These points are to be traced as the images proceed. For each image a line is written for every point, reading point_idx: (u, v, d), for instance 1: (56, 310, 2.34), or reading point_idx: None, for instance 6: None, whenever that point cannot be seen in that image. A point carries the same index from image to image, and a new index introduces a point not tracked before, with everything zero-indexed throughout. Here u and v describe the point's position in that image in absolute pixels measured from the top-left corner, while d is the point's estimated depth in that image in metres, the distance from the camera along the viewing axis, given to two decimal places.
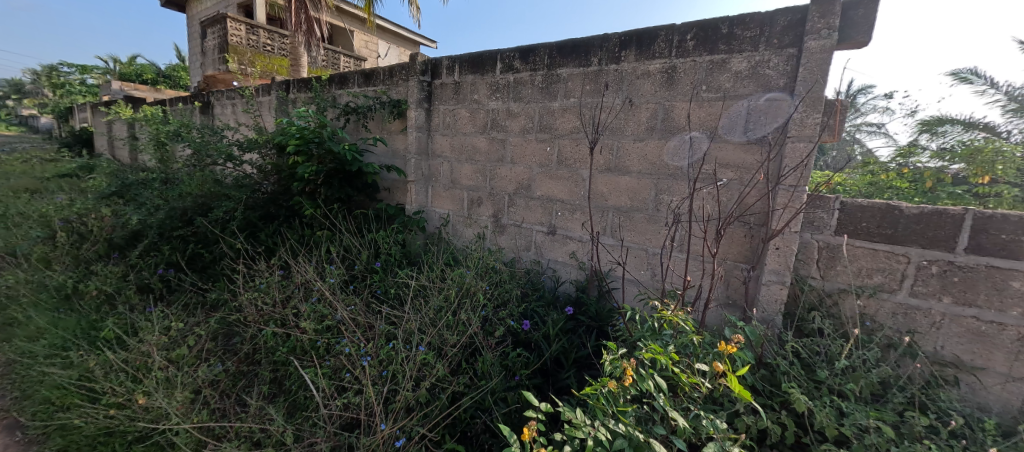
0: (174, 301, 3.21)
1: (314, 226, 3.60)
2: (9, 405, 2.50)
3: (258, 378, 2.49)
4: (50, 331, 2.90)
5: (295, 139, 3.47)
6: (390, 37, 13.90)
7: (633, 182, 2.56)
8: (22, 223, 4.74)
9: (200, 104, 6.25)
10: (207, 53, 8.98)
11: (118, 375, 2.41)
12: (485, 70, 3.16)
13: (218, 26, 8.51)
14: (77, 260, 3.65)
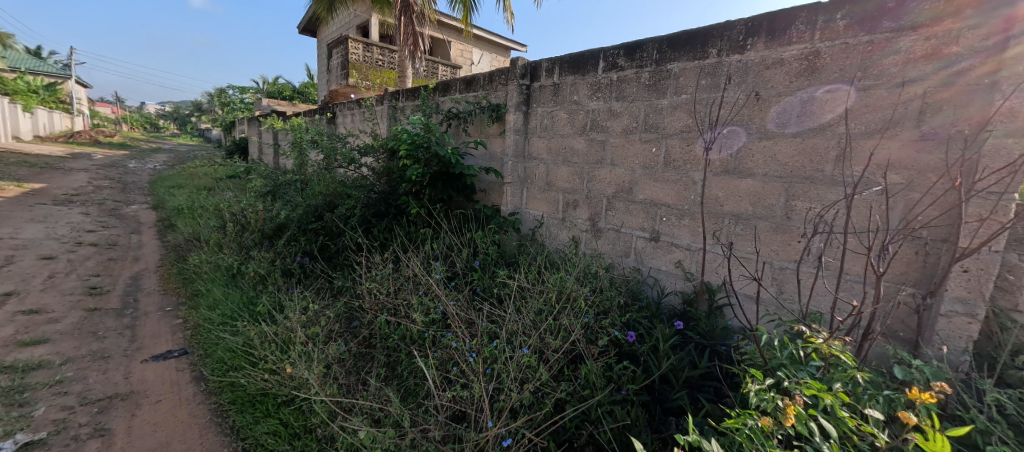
0: (309, 285, 3.70)
1: (419, 223, 3.86)
2: (193, 361, 3.08)
3: (375, 360, 2.74)
4: (223, 304, 3.54)
5: (406, 145, 3.73)
6: (484, 44, 14.43)
7: (757, 186, 2.28)
8: (203, 215, 5.88)
9: (327, 115, 7.14)
10: (332, 71, 10.23)
11: (270, 345, 2.83)
12: (587, 70, 3.08)
13: (340, 47, 9.64)
14: (239, 247, 4.40)
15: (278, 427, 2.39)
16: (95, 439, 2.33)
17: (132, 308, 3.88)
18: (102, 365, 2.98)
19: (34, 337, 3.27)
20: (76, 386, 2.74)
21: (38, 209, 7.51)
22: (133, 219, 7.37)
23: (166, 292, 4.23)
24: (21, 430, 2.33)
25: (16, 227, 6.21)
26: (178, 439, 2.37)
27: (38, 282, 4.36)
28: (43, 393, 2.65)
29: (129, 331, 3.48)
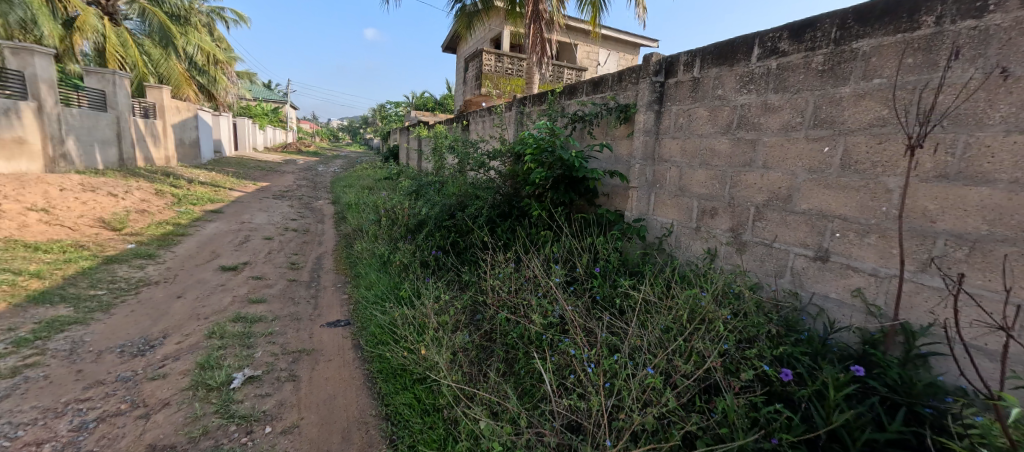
0: (441, 276, 3.99)
1: (540, 226, 3.84)
2: (354, 330, 3.54)
3: (494, 355, 2.78)
4: (376, 287, 4.04)
5: (532, 149, 3.73)
6: (613, 44, 13.98)
7: (998, 196, 1.66)
8: (365, 211, 6.89)
9: (463, 123, 7.71)
10: (468, 83, 11.04)
11: (409, 327, 3.11)
12: (736, 59, 2.66)
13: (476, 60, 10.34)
14: (389, 238, 5.00)
15: (412, 401, 2.56)
16: (289, 382, 2.81)
17: (317, 281, 4.70)
18: (296, 324, 3.63)
19: (256, 296, 4.17)
20: (280, 338, 3.36)
21: (263, 201, 9.76)
22: (320, 211, 9.06)
23: (338, 272, 5.03)
24: (247, 366, 2.94)
25: (250, 214, 8.15)
26: (341, 396, 2.72)
27: (261, 255, 5.61)
28: (260, 340, 3.31)
29: (313, 299, 4.21)
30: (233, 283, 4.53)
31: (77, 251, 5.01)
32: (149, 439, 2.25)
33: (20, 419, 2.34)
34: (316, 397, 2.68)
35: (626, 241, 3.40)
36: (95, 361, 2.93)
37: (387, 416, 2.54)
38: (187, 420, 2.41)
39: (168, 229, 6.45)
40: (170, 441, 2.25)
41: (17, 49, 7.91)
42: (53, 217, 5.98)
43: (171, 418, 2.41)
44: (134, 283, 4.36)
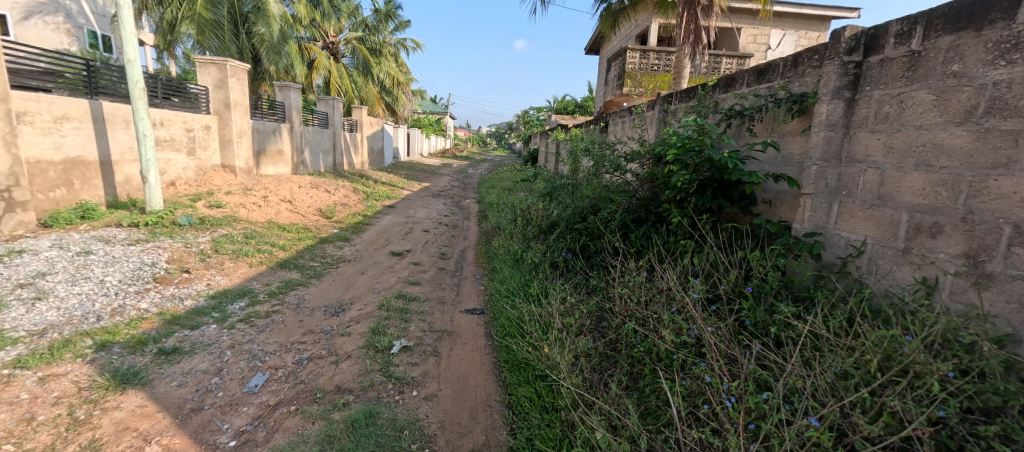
0: (569, 279, 3.95)
1: (679, 234, 3.40)
2: (486, 320, 3.74)
3: (617, 365, 2.63)
4: (509, 281, 4.26)
5: (675, 149, 3.31)
6: (786, 22, 11.97)
7: None
8: (504, 211, 7.30)
9: (602, 125, 7.53)
10: (610, 83, 10.74)
11: (535, 324, 3.17)
12: (992, 18, 1.83)
13: (619, 59, 9.96)
14: (524, 237, 5.19)
15: (533, 395, 2.56)
16: (431, 357, 3.08)
17: (461, 271, 5.15)
18: (441, 307, 3.99)
19: (414, 279, 4.76)
20: (429, 317, 3.73)
21: (424, 199, 11.18)
22: (468, 209, 9.97)
23: (478, 264, 5.44)
24: (404, 336, 3.33)
25: (413, 210, 9.41)
26: (472, 377, 2.87)
27: (420, 245, 6.41)
28: (414, 316, 3.72)
29: (457, 286, 4.60)
30: (400, 266, 5.25)
31: (304, 231, 6.46)
32: (337, 380, 2.71)
33: (267, 348, 3.04)
34: (452, 372, 2.91)
35: (792, 259, 2.64)
36: (308, 314, 3.67)
37: (509, 404, 2.61)
38: (362, 371, 2.83)
39: (360, 219, 7.85)
40: (349, 386, 2.67)
41: (285, 85, 10.47)
42: (295, 206, 7.80)
43: (352, 368, 2.86)
44: (336, 259, 5.39)
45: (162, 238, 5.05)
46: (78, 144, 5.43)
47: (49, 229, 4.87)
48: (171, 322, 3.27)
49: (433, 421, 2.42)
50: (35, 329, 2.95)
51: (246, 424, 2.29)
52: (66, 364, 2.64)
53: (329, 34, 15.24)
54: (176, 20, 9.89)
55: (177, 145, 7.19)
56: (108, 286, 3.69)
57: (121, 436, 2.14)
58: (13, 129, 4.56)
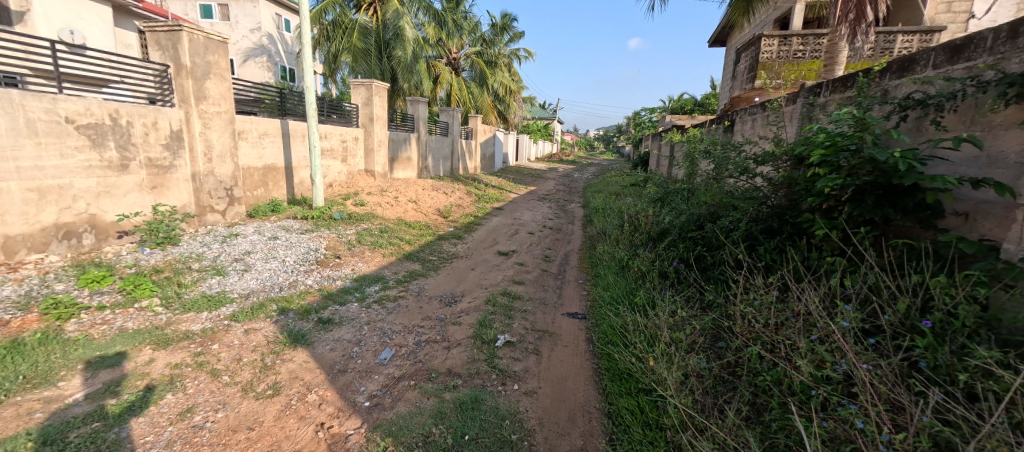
0: (680, 291, 3.66)
1: (824, 250, 2.68)
2: (589, 325, 3.85)
3: (736, 392, 2.39)
4: (613, 289, 4.25)
5: (822, 149, 2.65)
6: None
7: None
8: (611, 216, 7.24)
9: (727, 123, 6.92)
10: (736, 77, 8.85)
11: (641, 336, 3.08)
12: None
13: (750, 48, 8.00)
14: (631, 244, 5.16)
15: (635, 408, 2.54)
16: (532, 355, 3.27)
17: (563, 274, 5.35)
18: (543, 307, 4.23)
19: (518, 278, 5.10)
20: (531, 316, 3.98)
21: (530, 202, 11.65)
22: (572, 213, 10.12)
23: (581, 269, 5.57)
24: (508, 331, 3.61)
25: (520, 212, 9.89)
26: (571, 380, 2.98)
27: (526, 246, 6.78)
28: (518, 313, 4.03)
29: (558, 289, 4.82)
30: (507, 265, 5.67)
31: (425, 229, 7.31)
32: (448, 364, 3.06)
33: (394, 327, 3.60)
34: (551, 374, 3.03)
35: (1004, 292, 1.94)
36: (426, 301, 4.24)
37: (610, 414, 2.63)
38: (470, 358, 3.15)
39: (472, 219, 8.56)
40: (457, 370, 2.98)
41: (414, 100, 11.88)
42: (418, 206, 8.85)
43: (461, 354, 3.20)
44: (451, 255, 6.02)
45: (323, 229, 6.24)
46: (272, 154, 6.98)
47: (252, 219, 6.36)
48: (327, 297, 4.08)
49: (533, 416, 2.56)
50: (244, 292, 3.95)
51: (377, 390, 2.71)
52: (261, 321, 3.47)
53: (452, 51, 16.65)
54: (337, 52, 11.96)
55: (334, 154, 8.70)
56: (288, 265, 4.71)
57: (293, 382, 2.70)
58: (234, 144, 6.06)
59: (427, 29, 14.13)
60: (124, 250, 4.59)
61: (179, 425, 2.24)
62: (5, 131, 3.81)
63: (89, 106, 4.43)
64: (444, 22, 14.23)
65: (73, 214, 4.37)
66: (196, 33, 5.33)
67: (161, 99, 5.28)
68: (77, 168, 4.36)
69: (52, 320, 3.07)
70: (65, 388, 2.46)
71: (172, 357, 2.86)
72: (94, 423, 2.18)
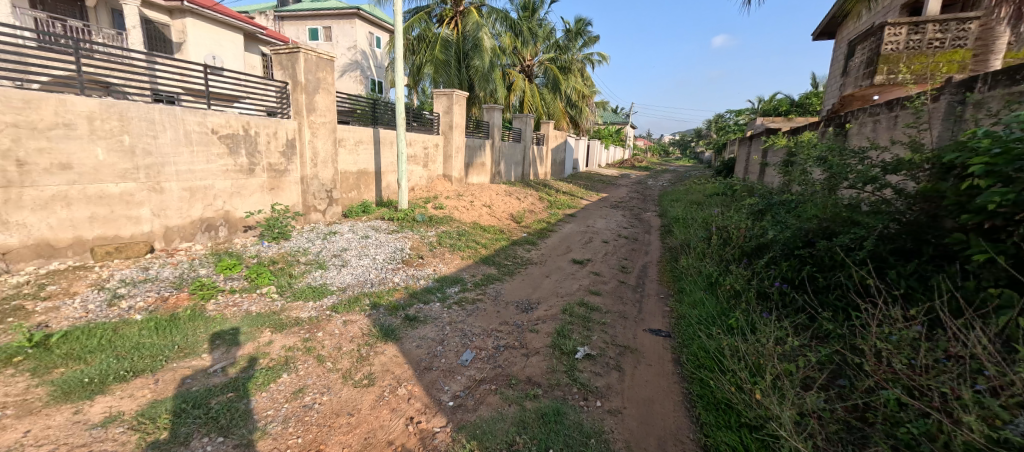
0: (786, 315, 3.29)
1: (991, 280, 2.20)
2: (675, 345, 3.64)
3: (868, 441, 2.07)
4: (704, 309, 3.95)
5: (986, 156, 2.19)
6: None
7: None
8: (694, 227, 6.80)
9: (835, 126, 6.16)
10: (850, 71, 7.69)
11: (742, 364, 2.81)
12: None
13: (872, 39, 6.87)
14: (721, 258, 4.80)
15: (738, 445, 2.32)
16: (615, 371, 3.16)
17: (643, 287, 5.13)
18: (624, 321, 4.10)
19: (595, 289, 4.99)
20: (611, 329, 3.87)
21: (603, 209, 11.40)
22: (649, 222, 9.69)
23: (662, 283, 5.30)
24: (587, 343, 3.55)
25: (593, 220, 9.72)
26: (659, 403, 2.83)
27: (601, 255, 6.62)
28: (597, 325, 3.94)
29: (638, 303, 4.62)
30: (581, 274, 5.59)
31: (500, 233, 7.47)
32: (528, 372, 3.08)
33: (474, 330, 3.72)
34: (636, 394, 2.90)
35: None
36: (504, 306, 4.32)
37: (706, 447, 2.44)
38: (549, 368, 3.15)
39: (544, 225, 8.59)
40: (537, 379, 2.99)
41: (490, 107, 12.23)
42: (492, 210, 9.09)
43: (541, 363, 3.21)
44: (525, 260, 6.08)
45: (406, 230, 6.68)
46: (364, 160, 7.62)
47: (347, 218, 7.01)
48: (412, 295, 4.35)
49: (620, 438, 2.47)
50: (342, 285, 4.36)
51: (460, 390, 2.81)
52: (356, 314, 3.79)
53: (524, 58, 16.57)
54: (420, 64, 12.71)
55: (417, 160, 9.28)
56: (377, 263, 5.10)
57: (385, 374, 2.92)
58: (334, 151, 6.72)
59: (503, 38, 14.53)
60: (248, 242, 5.32)
61: (293, 404, 2.52)
62: (168, 140, 4.61)
63: (228, 119, 5.21)
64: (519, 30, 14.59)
65: (213, 209, 5.17)
66: (310, 53, 5.98)
67: (281, 112, 6.07)
68: (217, 171, 5.15)
69: (198, 299, 3.65)
70: (206, 359, 2.89)
71: (285, 340, 3.24)
72: (229, 393, 2.53)
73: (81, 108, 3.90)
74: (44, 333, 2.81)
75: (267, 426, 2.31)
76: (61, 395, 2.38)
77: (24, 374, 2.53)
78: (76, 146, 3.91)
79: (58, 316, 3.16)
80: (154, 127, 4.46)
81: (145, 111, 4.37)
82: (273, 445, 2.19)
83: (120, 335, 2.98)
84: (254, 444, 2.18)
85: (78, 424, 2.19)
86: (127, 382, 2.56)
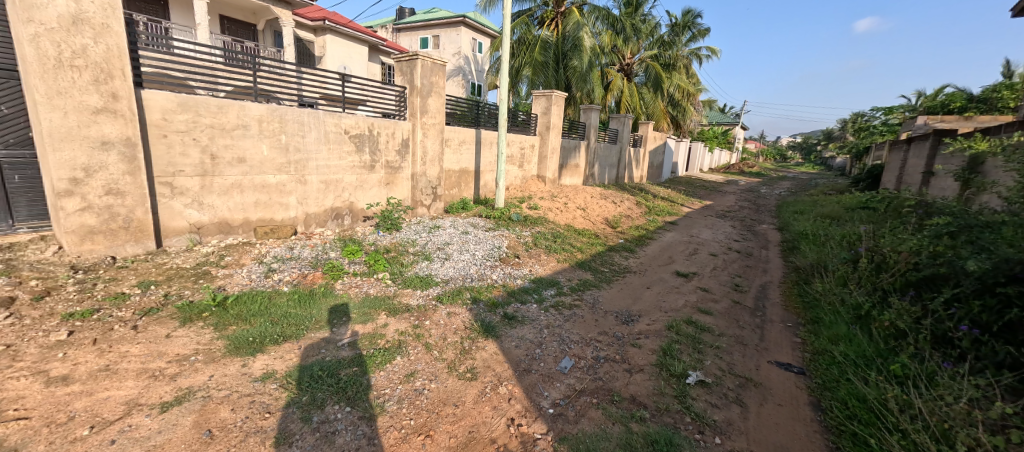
0: (979, 370, 2.66)
1: None
2: (813, 385, 3.18)
3: None
4: (855, 348, 3.39)
5: None
6: None
7: None
8: (832, 249, 5.83)
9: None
10: None
11: (918, 426, 2.33)
12: None
13: None
14: (874, 288, 4.05)
15: None
16: (736, 406, 2.86)
17: (764, 311, 4.59)
18: (742, 348, 3.70)
19: (704, 307, 4.58)
20: (726, 356, 3.52)
21: (708, 219, 10.47)
22: (764, 237, 8.62)
23: (786, 309, 4.66)
24: (699, 368, 3.27)
25: (698, 229, 8.95)
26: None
27: (708, 269, 6.06)
28: (709, 349, 3.61)
29: (759, 330, 4.13)
30: (688, 289, 5.19)
31: (595, 238, 7.28)
32: (632, 391, 2.94)
33: (572, 337, 3.67)
34: (767, 437, 2.58)
35: None
36: (602, 316, 4.19)
37: None
38: (655, 389, 2.98)
39: (643, 232, 8.16)
40: (643, 400, 2.84)
41: (588, 108, 11.99)
42: (587, 213, 8.91)
43: (645, 382, 3.05)
44: (622, 268, 5.84)
45: (502, 228, 6.87)
46: (466, 159, 8.02)
47: (448, 214, 7.46)
48: (510, 293, 4.45)
49: None
50: (445, 277, 4.63)
51: (559, 399, 2.80)
52: (458, 307, 3.99)
53: (625, 55, 16.02)
54: (520, 67, 12.95)
55: (513, 160, 9.51)
56: (477, 258, 5.32)
57: (486, 371, 3.03)
58: (441, 150, 7.18)
59: (603, 37, 14.16)
60: (367, 231, 5.95)
61: (405, 386, 2.73)
62: (313, 139, 5.36)
63: (358, 120, 5.88)
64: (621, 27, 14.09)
65: (342, 200, 5.88)
66: (426, 59, 6.43)
67: (397, 115, 6.66)
68: (347, 167, 5.85)
69: (329, 278, 4.20)
70: (335, 333, 3.29)
71: (397, 324, 3.54)
72: (354, 367, 2.84)
73: (254, 112, 4.72)
74: (223, 295, 3.50)
75: (385, 403, 2.54)
76: (233, 348, 2.90)
77: (210, 327, 3.14)
78: (250, 145, 4.74)
79: (231, 282, 3.87)
80: (303, 128, 5.22)
81: (297, 114, 5.14)
82: (390, 422, 2.39)
83: (274, 303, 3.56)
84: (374, 419, 2.40)
85: (244, 375, 2.64)
86: (279, 345, 3.03)
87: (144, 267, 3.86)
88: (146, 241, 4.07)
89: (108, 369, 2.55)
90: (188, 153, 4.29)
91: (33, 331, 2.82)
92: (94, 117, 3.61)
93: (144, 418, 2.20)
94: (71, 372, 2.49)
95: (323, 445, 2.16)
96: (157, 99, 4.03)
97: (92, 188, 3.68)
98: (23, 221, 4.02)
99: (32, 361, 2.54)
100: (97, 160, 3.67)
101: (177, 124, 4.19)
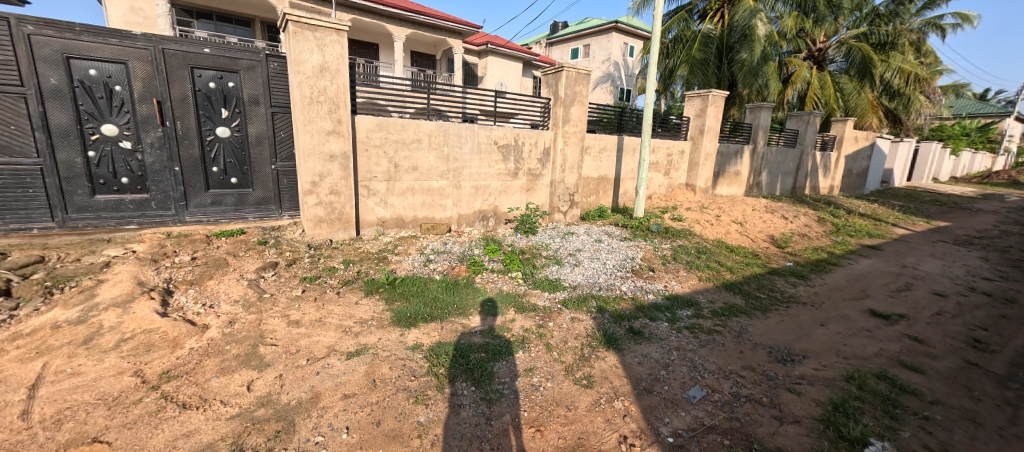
0: None
1: None
2: None
3: None
4: None
5: None
6: None
7: None
8: None
9: None
10: None
11: None
12: None
13: None
14: None
15: None
16: None
17: (1020, 385, 3.39)
18: (972, 427, 2.82)
19: (898, 361, 3.64)
20: (940, 432, 2.74)
21: (937, 246, 8.01)
22: None
23: None
24: (889, 438, 2.65)
25: (910, 258, 6.99)
26: None
27: (915, 313, 4.72)
28: (911, 419, 2.87)
29: (996, 407, 3.07)
30: (881, 334, 4.18)
31: (752, 257, 6.40)
32: (779, 443, 2.56)
33: (707, 365, 3.39)
34: None
35: None
36: (749, 349, 3.73)
37: None
38: (812, 449, 2.54)
39: (821, 255, 6.80)
40: None
41: (756, 106, 10.50)
42: (744, 229, 7.89)
43: (799, 437, 2.62)
44: (786, 297, 5.02)
45: (639, 239, 6.64)
46: (607, 167, 7.99)
47: (584, 220, 7.59)
48: (640, 308, 4.32)
49: None
50: (573, 283, 4.77)
51: (682, 429, 2.65)
52: (582, 314, 4.07)
53: (818, 39, 13.44)
54: (674, 67, 12.13)
55: (659, 167, 9.05)
56: (608, 267, 5.29)
57: (604, 381, 3.06)
58: (581, 157, 7.32)
59: (785, 21, 12.20)
60: (506, 233, 6.49)
61: (523, 380, 2.97)
62: (468, 150, 6.13)
63: (506, 132, 6.45)
64: (811, 7, 11.93)
65: (488, 203, 6.57)
66: (572, 70, 6.65)
67: (542, 124, 7.10)
68: (494, 175, 6.50)
69: (471, 272, 4.78)
70: (470, 320, 3.75)
71: (522, 321, 3.84)
72: (484, 353, 3.22)
73: (426, 129, 5.67)
74: (394, 277, 4.35)
75: (504, 390, 2.82)
76: (396, 320, 3.60)
77: (382, 301, 3.95)
78: (421, 156, 5.71)
79: (400, 267, 4.76)
80: (460, 140, 6.01)
81: (458, 129, 5.95)
82: (507, 409, 2.64)
83: (428, 288, 4.26)
84: (492, 402, 2.69)
85: (401, 342, 3.26)
86: (428, 323, 3.63)
87: (347, 250, 5.04)
88: (349, 229, 5.31)
89: (321, 321, 3.48)
90: (380, 163, 5.42)
91: (284, 286, 4.02)
92: (326, 137, 4.88)
93: (336, 360, 2.94)
94: (301, 318, 3.48)
95: (450, 414, 2.54)
96: (365, 122, 5.20)
97: (322, 189, 5.00)
98: (287, 210, 5.69)
99: (283, 307, 3.63)
100: (326, 169, 4.96)
101: (374, 140, 5.32)
